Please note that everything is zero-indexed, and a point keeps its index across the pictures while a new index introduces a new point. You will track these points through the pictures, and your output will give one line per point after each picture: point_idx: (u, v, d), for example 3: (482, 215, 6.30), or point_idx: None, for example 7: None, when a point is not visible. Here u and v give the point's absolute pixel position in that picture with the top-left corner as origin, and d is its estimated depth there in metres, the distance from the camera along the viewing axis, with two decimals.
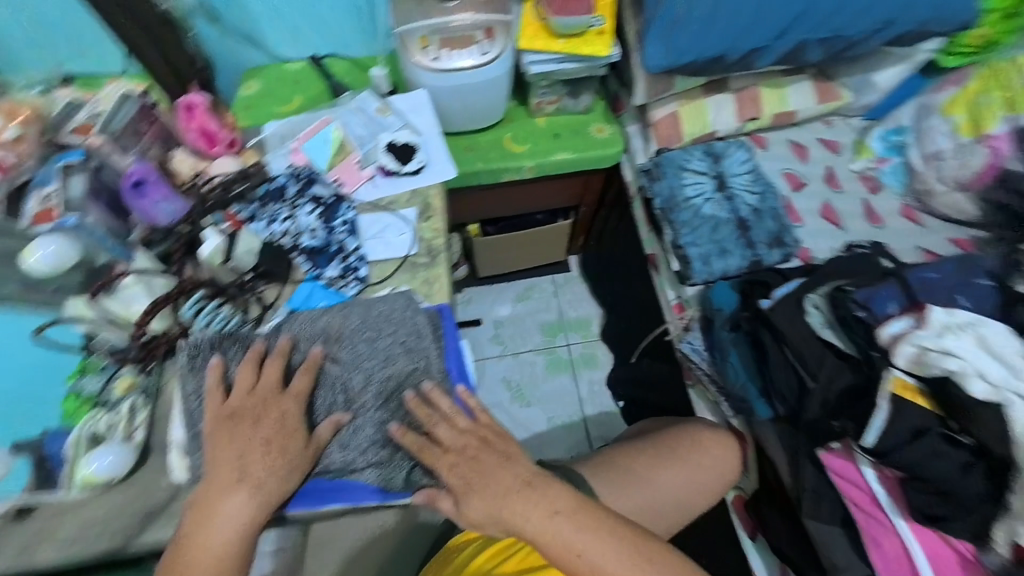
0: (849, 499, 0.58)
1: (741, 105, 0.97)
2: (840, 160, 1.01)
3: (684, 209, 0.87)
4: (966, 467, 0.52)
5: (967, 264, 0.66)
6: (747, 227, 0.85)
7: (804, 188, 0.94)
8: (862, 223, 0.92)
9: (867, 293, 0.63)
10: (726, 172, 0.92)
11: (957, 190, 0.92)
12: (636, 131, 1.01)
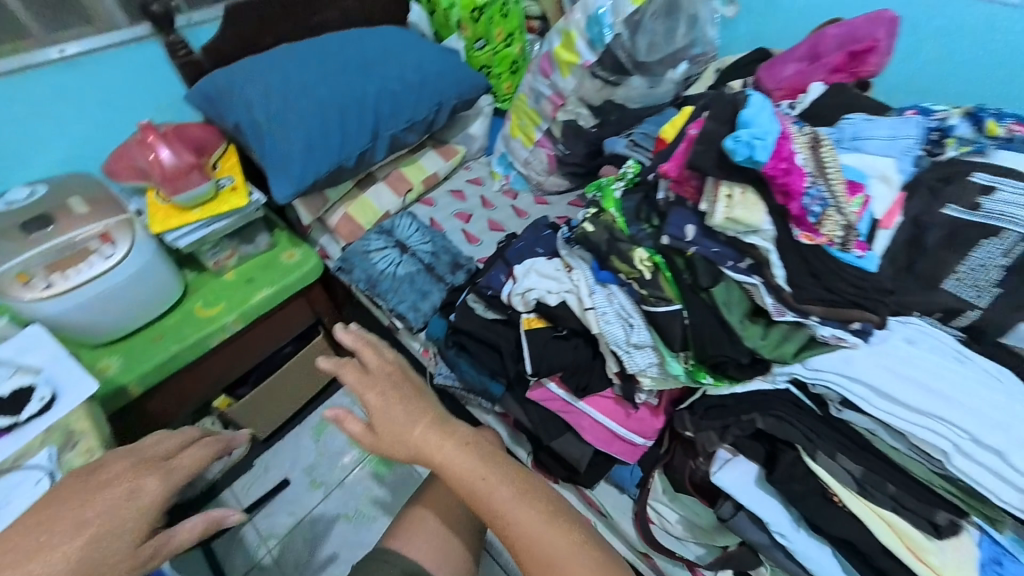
0: (556, 413, 0.78)
1: (393, 187, 1.26)
2: (486, 188, 1.39)
3: (381, 282, 1.07)
4: (586, 352, 0.74)
5: (538, 229, 0.92)
6: (432, 269, 1.07)
7: (472, 218, 1.29)
8: (513, 221, 1.29)
9: (485, 280, 0.85)
10: (400, 239, 1.12)
11: (548, 175, 1.32)
12: (330, 237, 1.22)
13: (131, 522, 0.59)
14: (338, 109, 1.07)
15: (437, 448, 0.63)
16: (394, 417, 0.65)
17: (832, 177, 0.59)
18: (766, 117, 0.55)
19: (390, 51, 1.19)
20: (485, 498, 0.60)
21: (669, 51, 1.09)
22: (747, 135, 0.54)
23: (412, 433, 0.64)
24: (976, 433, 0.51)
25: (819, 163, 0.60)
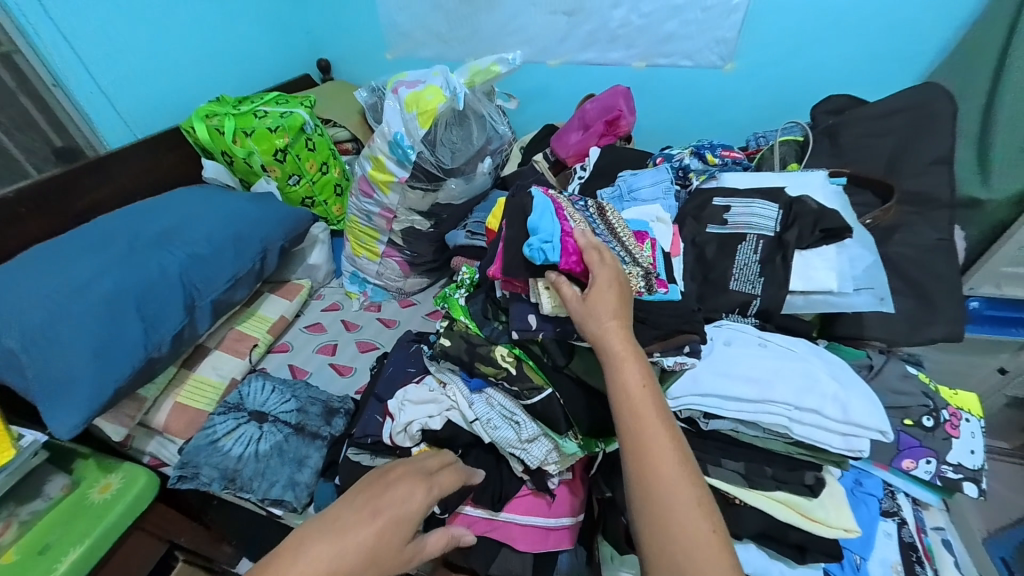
0: (482, 534, 0.73)
1: (234, 350, 1.13)
2: (345, 311, 1.34)
3: (242, 468, 0.91)
4: (489, 461, 0.73)
5: (404, 347, 0.90)
6: (302, 427, 0.96)
7: (337, 347, 1.22)
8: (383, 335, 1.24)
9: (361, 428, 0.78)
10: (255, 408, 1.00)
11: (405, 278, 1.34)
12: (163, 439, 1.01)
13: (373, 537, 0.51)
14: (134, 295, 0.94)
15: (621, 361, 0.54)
16: (600, 300, 0.57)
17: (619, 239, 0.71)
18: (548, 219, 0.64)
19: (188, 215, 1.12)
20: (638, 419, 0.50)
21: (471, 152, 1.20)
22: (539, 241, 0.61)
23: (608, 327, 0.56)
24: (796, 402, 0.61)
25: (603, 232, 0.72)
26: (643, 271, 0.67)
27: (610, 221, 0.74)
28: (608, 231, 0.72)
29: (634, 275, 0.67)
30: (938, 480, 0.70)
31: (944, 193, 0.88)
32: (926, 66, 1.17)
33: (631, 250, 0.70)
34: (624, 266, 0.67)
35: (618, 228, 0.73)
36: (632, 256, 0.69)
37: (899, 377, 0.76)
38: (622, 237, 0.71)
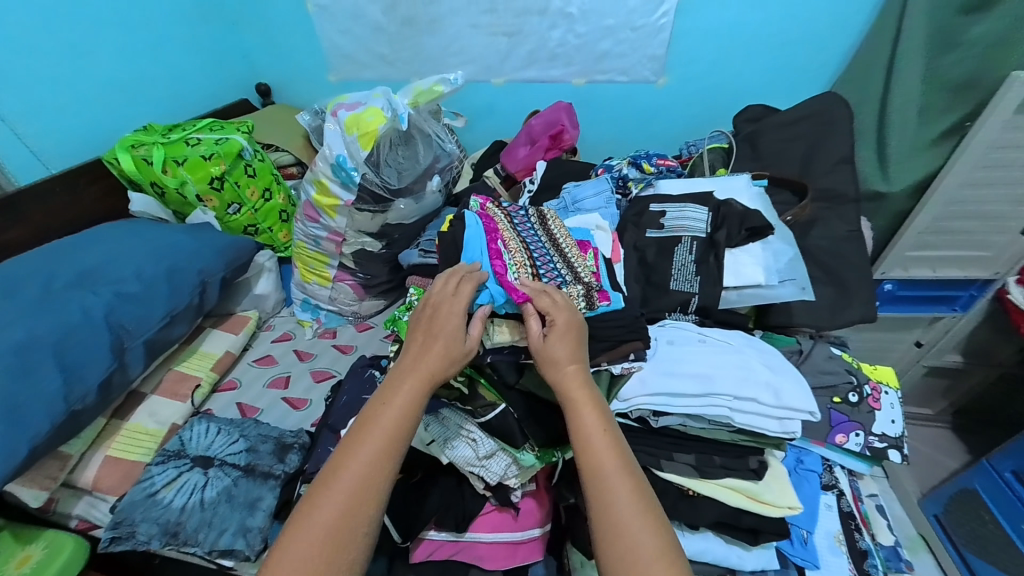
0: (449, 558, 0.71)
1: (174, 393, 1.05)
2: (298, 340, 1.29)
3: (185, 521, 0.84)
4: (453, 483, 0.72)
5: (358, 373, 0.88)
6: (253, 468, 0.90)
7: (291, 379, 1.17)
8: (339, 362, 1.20)
9: (314, 463, 0.74)
10: (199, 454, 0.93)
11: (360, 301, 1.31)
12: (92, 498, 0.92)
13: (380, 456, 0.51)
14: (52, 343, 0.86)
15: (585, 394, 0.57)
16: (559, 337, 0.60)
17: (559, 257, 0.73)
18: (479, 259, 0.67)
19: (115, 252, 1.05)
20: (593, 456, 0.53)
21: (418, 172, 1.20)
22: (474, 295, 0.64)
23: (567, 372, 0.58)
24: (735, 393, 0.65)
25: (545, 248, 0.74)
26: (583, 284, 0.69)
27: (553, 234, 0.76)
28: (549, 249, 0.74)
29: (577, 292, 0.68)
30: (868, 450, 0.77)
31: (850, 189, 0.98)
32: (829, 75, 1.30)
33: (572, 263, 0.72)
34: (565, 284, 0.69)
35: (560, 241, 0.75)
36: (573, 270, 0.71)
37: (826, 358, 0.83)
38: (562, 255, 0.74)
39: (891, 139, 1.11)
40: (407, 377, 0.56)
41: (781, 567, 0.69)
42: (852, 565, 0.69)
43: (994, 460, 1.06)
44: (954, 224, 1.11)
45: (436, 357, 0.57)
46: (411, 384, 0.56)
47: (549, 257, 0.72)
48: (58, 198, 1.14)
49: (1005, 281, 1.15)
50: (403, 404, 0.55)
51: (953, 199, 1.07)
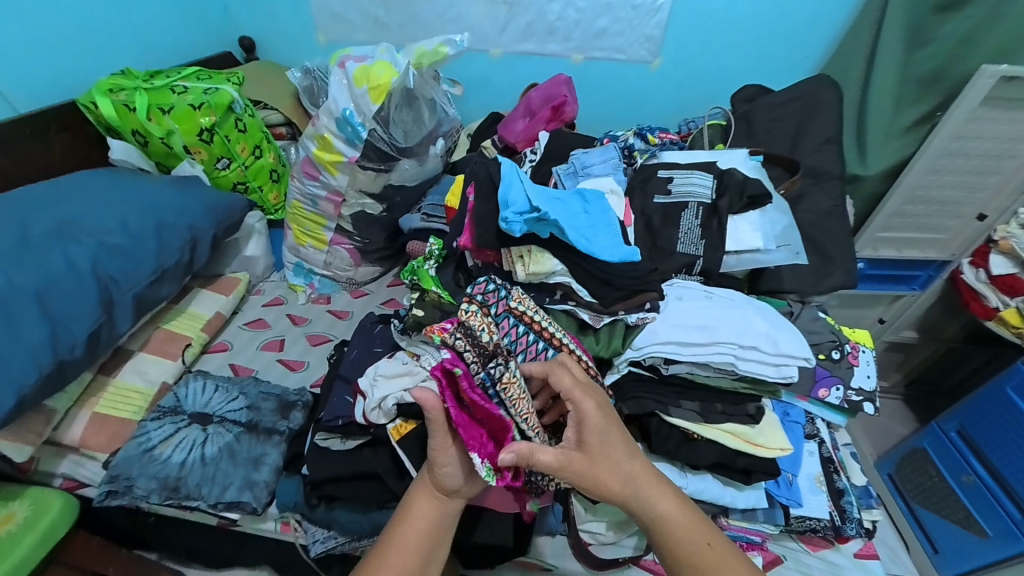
0: None
1: (163, 353, 1.01)
2: (290, 305, 1.25)
3: (185, 477, 0.83)
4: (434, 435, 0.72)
5: (366, 331, 0.88)
6: (255, 426, 0.89)
7: (285, 343, 1.14)
8: (336, 327, 1.18)
9: (329, 411, 0.75)
10: (196, 411, 0.91)
11: (356, 267, 1.29)
12: (78, 458, 0.89)
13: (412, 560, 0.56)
14: (33, 292, 0.83)
15: (664, 514, 0.54)
16: (602, 443, 0.54)
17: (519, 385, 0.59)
18: (518, 191, 0.68)
19: (97, 202, 0.99)
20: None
21: (423, 134, 1.19)
22: (540, 216, 0.66)
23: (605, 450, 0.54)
24: (739, 341, 0.69)
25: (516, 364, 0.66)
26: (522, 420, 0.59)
27: (536, 322, 0.68)
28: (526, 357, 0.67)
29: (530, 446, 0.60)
30: (845, 403, 0.80)
31: (835, 168, 1.04)
32: (815, 63, 1.37)
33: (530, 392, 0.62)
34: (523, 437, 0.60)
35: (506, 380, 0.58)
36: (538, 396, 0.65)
37: (811, 321, 0.86)
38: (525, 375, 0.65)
39: (868, 125, 1.18)
40: (423, 487, 0.60)
41: (769, 506, 0.72)
42: (831, 503, 0.73)
43: (940, 421, 1.10)
44: (919, 208, 1.20)
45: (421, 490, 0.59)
46: (426, 502, 0.58)
47: (520, 404, 0.58)
48: (29, 144, 1.06)
49: (959, 262, 1.25)
50: (421, 529, 0.57)
51: (917, 184, 1.16)
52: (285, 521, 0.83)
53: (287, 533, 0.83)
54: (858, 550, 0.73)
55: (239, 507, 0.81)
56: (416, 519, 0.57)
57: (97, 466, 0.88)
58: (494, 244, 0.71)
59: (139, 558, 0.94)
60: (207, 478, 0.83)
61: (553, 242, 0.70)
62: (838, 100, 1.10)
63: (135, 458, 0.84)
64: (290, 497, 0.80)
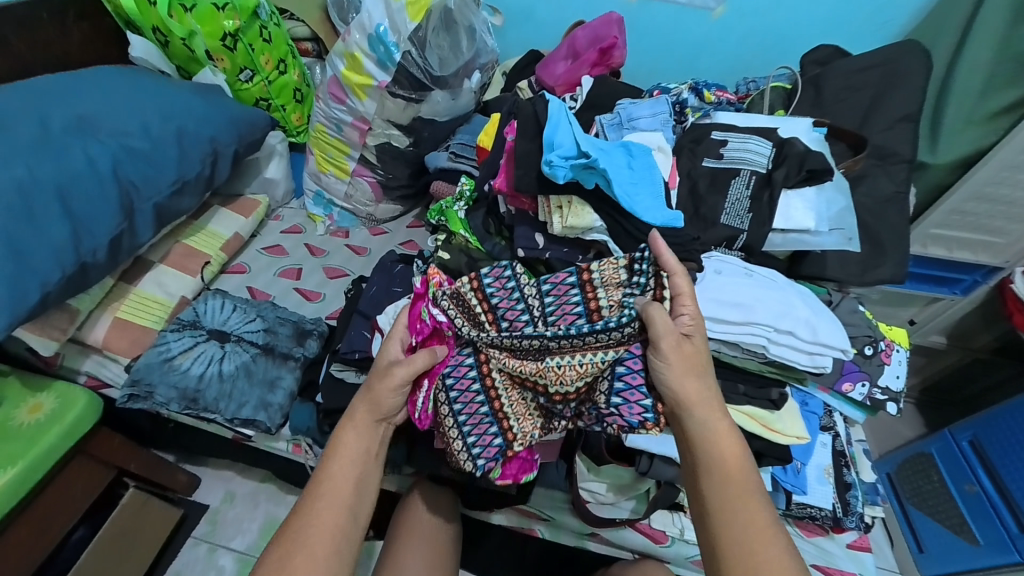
0: None
1: (182, 267, 1.01)
2: (308, 235, 1.23)
3: (204, 389, 0.85)
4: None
5: (386, 268, 0.86)
6: (272, 349, 0.90)
7: (302, 272, 1.12)
8: (353, 262, 1.16)
9: (347, 343, 0.75)
10: (215, 328, 0.93)
11: (376, 203, 1.24)
12: (101, 358, 0.92)
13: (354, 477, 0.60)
14: (55, 187, 0.81)
15: (712, 433, 0.57)
16: (693, 352, 0.58)
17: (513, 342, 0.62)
18: (565, 132, 0.64)
19: (118, 101, 0.95)
20: (746, 527, 0.53)
21: (460, 64, 1.10)
22: (588, 161, 0.61)
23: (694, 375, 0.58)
24: (777, 324, 0.65)
25: (507, 335, 0.63)
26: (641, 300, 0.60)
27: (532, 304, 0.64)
28: (511, 332, 0.63)
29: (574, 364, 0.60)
30: (869, 400, 0.76)
31: (906, 150, 0.94)
32: (903, 28, 1.20)
33: (510, 363, 0.62)
34: (552, 362, 0.61)
35: (604, 275, 0.64)
36: (530, 366, 0.61)
37: (850, 313, 0.80)
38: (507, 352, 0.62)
39: (949, 106, 1.05)
40: (360, 404, 0.63)
41: (773, 490, 0.72)
42: (835, 495, 0.73)
43: (954, 429, 1.08)
44: (983, 207, 1.07)
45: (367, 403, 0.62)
46: (353, 433, 0.62)
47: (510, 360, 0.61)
48: (47, 30, 0.99)
49: (1012, 271, 1.11)
50: (347, 455, 0.61)
51: (987, 182, 1.03)
52: (298, 441, 0.86)
53: (300, 454, 0.87)
54: (852, 542, 0.74)
55: (252, 424, 0.84)
56: (346, 449, 0.61)
57: (118, 369, 0.91)
58: (533, 190, 0.66)
59: (158, 458, 0.99)
60: (225, 394, 0.85)
61: (595, 195, 0.65)
62: (922, 71, 0.98)
63: (156, 365, 0.86)
64: (302, 419, 0.83)
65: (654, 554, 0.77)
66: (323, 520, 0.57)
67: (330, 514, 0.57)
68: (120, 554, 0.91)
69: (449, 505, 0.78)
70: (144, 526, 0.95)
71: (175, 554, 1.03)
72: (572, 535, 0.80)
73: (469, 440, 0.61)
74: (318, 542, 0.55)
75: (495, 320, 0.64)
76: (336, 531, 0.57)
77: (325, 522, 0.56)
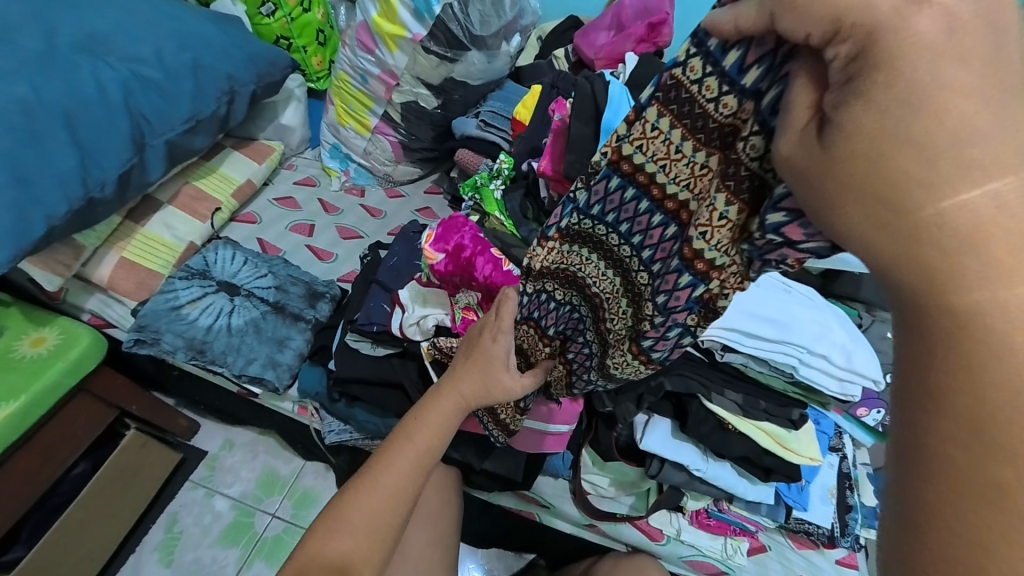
0: (482, 433, 0.74)
1: (192, 211, 0.97)
2: (322, 189, 1.17)
3: (211, 341, 0.84)
4: None
5: (409, 238, 0.85)
6: (282, 307, 0.88)
7: (314, 229, 1.08)
8: (369, 223, 1.11)
9: (366, 315, 0.74)
10: (224, 279, 0.90)
11: (395, 164, 1.18)
12: (105, 298, 0.89)
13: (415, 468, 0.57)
14: (62, 111, 0.75)
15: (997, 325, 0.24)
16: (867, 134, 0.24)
17: (545, 339, 0.58)
18: (626, 120, 0.61)
19: (132, 22, 0.88)
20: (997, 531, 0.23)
21: (502, 24, 1.02)
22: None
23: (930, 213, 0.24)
24: (811, 346, 0.63)
25: (628, 234, 0.44)
26: (788, 51, 0.30)
27: (662, 166, 0.39)
28: (632, 228, 0.43)
29: (713, 207, 0.37)
30: (881, 426, 0.75)
31: None
32: None
33: (630, 259, 0.45)
34: (693, 237, 0.39)
35: (655, 151, 0.39)
36: (669, 226, 0.41)
37: (880, 338, 0.78)
38: (643, 238, 0.43)
39: None
40: (447, 397, 0.59)
41: (774, 503, 0.74)
42: (835, 515, 0.75)
43: None
44: None
45: (471, 381, 0.59)
46: (431, 428, 0.59)
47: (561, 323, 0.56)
48: None
49: None
50: (428, 435, 0.58)
51: None
52: (305, 403, 0.86)
53: (304, 416, 0.87)
54: (841, 558, 0.76)
55: (257, 380, 0.83)
56: (418, 441, 0.58)
57: (124, 310, 0.89)
58: (583, 179, 0.62)
59: (158, 402, 0.99)
60: (235, 347, 0.84)
61: None
62: None
63: (166, 312, 0.85)
64: (309, 381, 0.82)
65: (647, 549, 0.79)
66: (377, 499, 0.55)
67: (388, 502, 0.56)
68: (119, 492, 0.92)
69: (454, 482, 0.79)
70: (144, 467, 0.96)
71: (172, 496, 1.05)
72: (569, 523, 0.82)
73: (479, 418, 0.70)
74: (373, 518, 0.55)
75: (640, 171, 0.40)
76: (408, 485, 0.57)
77: (379, 512, 0.55)
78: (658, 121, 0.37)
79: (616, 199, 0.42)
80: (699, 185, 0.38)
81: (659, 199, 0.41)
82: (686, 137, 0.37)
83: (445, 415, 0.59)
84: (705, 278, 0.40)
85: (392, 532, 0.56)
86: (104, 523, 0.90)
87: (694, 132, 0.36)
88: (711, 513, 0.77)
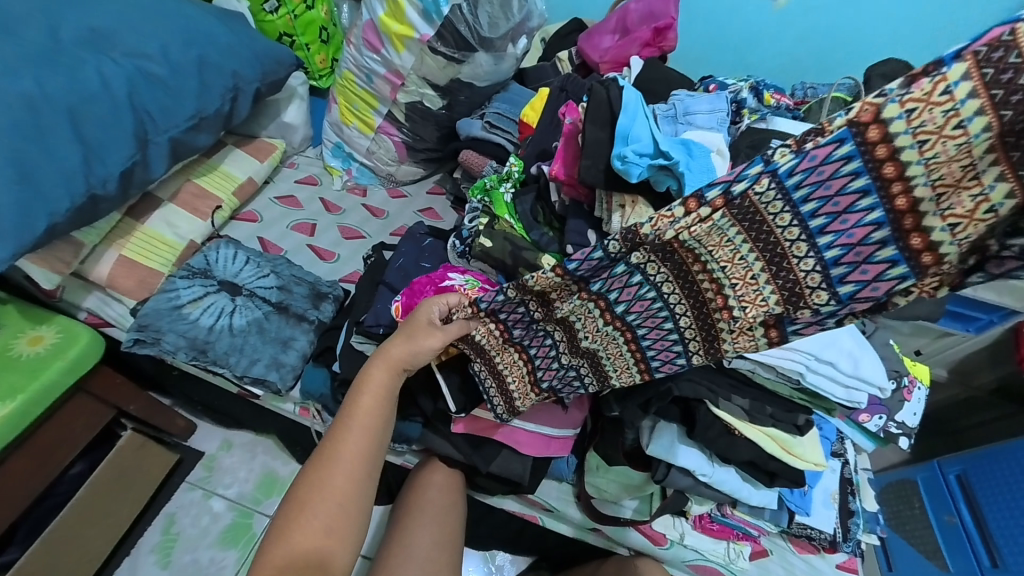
0: (489, 436, 0.73)
1: (194, 209, 0.96)
2: (325, 188, 1.16)
3: (214, 342, 0.83)
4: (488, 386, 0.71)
5: (416, 240, 0.85)
6: (286, 307, 0.88)
7: (317, 228, 1.07)
8: (372, 224, 1.10)
9: (373, 316, 0.74)
10: (226, 279, 0.89)
11: (399, 164, 1.17)
12: (104, 296, 0.88)
13: (365, 433, 0.59)
14: (65, 106, 0.74)
15: None
16: None
17: (613, 324, 0.54)
18: (640, 126, 0.61)
19: (137, 16, 0.87)
20: None
21: (510, 27, 1.01)
22: (664, 160, 0.58)
23: None
24: (820, 353, 0.63)
25: (818, 220, 0.40)
26: None
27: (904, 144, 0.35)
28: (820, 212, 0.40)
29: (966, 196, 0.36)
30: (882, 432, 0.76)
31: None
32: None
33: (797, 247, 0.42)
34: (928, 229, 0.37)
35: (921, 124, 0.34)
36: (875, 212, 0.39)
37: (882, 344, 0.79)
38: (830, 222, 0.40)
39: None
40: (378, 364, 0.62)
41: (777, 508, 0.74)
42: (837, 520, 0.76)
43: (943, 461, 1.11)
44: None
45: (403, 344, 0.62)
46: (369, 395, 0.61)
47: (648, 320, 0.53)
48: None
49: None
50: (373, 399, 0.61)
51: None
52: (307, 405, 0.85)
53: (306, 418, 0.86)
54: (842, 562, 0.77)
55: (259, 382, 0.82)
56: (360, 410, 0.60)
57: (123, 309, 0.87)
58: (596, 184, 0.62)
59: (157, 402, 0.98)
60: (235, 348, 0.83)
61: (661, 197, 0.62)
62: None
63: (165, 311, 0.84)
64: (312, 382, 0.82)
65: (651, 554, 0.79)
66: (336, 475, 0.57)
67: (347, 474, 0.57)
68: (116, 493, 0.90)
69: (459, 485, 0.78)
70: (142, 468, 0.95)
71: (168, 497, 1.03)
72: (573, 527, 0.82)
73: (474, 365, 0.66)
74: (336, 494, 0.56)
75: (883, 131, 0.36)
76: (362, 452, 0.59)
77: (337, 485, 0.56)
78: (956, 84, 0.33)
79: (819, 175, 0.39)
80: (937, 175, 0.36)
81: (885, 179, 0.37)
82: (983, 111, 0.32)
83: (384, 381, 0.62)
84: (922, 271, 0.39)
85: (356, 504, 0.57)
86: (100, 524, 0.89)
87: (991, 94, 0.32)
88: (715, 518, 0.76)
